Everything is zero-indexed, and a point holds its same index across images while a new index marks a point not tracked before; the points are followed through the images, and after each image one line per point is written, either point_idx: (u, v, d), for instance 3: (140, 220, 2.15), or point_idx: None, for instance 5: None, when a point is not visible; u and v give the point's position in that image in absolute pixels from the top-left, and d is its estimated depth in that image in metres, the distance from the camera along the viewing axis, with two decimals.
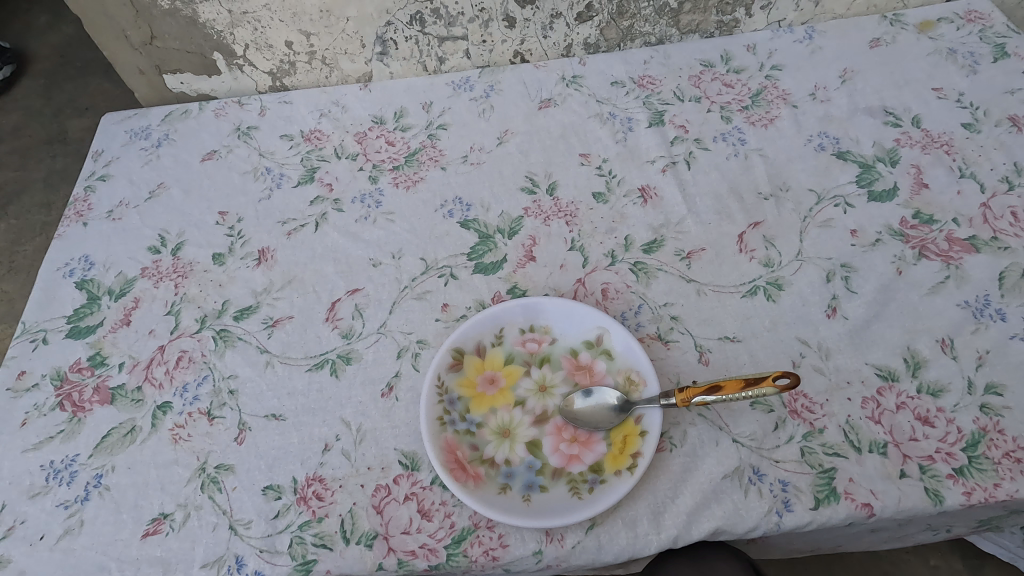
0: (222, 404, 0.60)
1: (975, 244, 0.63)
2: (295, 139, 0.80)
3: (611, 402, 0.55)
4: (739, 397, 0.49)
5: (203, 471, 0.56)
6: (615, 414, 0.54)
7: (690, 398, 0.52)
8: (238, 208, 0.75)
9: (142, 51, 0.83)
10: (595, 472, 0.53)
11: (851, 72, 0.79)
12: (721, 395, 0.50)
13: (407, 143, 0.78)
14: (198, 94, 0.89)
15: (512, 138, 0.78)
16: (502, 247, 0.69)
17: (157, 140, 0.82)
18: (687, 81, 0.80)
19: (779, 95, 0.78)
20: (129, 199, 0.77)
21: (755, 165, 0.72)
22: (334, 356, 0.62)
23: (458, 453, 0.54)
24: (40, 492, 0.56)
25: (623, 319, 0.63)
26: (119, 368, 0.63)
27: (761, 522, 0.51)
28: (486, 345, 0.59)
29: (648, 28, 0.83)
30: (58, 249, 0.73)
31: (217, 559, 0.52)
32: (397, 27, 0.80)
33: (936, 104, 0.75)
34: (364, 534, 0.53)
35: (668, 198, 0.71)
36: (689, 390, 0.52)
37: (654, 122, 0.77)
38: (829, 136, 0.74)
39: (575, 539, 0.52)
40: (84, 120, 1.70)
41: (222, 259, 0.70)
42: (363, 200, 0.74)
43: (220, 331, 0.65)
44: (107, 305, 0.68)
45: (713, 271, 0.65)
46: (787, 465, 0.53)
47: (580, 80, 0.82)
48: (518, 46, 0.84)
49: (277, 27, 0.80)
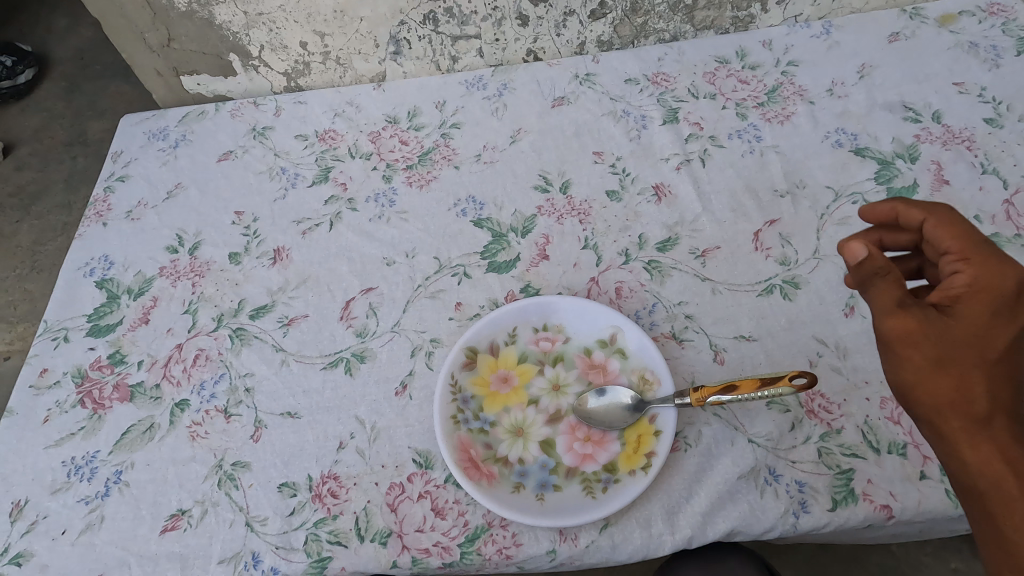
0: (238, 402, 0.61)
1: (998, 242, 0.62)
2: (310, 139, 0.81)
3: (625, 402, 0.54)
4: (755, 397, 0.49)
5: (220, 468, 0.57)
6: (629, 414, 0.54)
7: (705, 398, 0.51)
8: (254, 208, 0.75)
9: (160, 53, 0.84)
10: (608, 471, 0.53)
11: (869, 68, 0.77)
12: (737, 394, 0.50)
13: (420, 142, 0.79)
14: (214, 95, 0.90)
15: (525, 136, 0.78)
16: (515, 246, 0.68)
17: (174, 141, 0.83)
18: (701, 78, 0.79)
19: (796, 91, 0.77)
20: (148, 199, 0.78)
21: (771, 162, 0.71)
22: (348, 355, 0.62)
23: (471, 452, 0.54)
24: (62, 487, 0.57)
25: (637, 318, 0.63)
26: (138, 366, 0.64)
27: (778, 523, 0.51)
28: (499, 344, 0.59)
29: (662, 25, 0.82)
30: (79, 248, 0.74)
31: (234, 555, 0.53)
32: (410, 26, 0.80)
33: (957, 99, 0.73)
34: (379, 532, 0.53)
35: (682, 196, 0.70)
36: (703, 390, 0.51)
37: (668, 120, 0.76)
38: (847, 132, 0.72)
39: (589, 538, 0.51)
40: (104, 121, 1.73)
41: (238, 259, 0.71)
42: (377, 199, 0.74)
43: (236, 330, 0.65)
44: (126, 304, 0.69)
45: (728, 270, 0.64)
46: (804, 466, 0.52)
47: (593, 78, 0.81)
48: (530, 44, 0.83)
49: (292, 28, 0.80)
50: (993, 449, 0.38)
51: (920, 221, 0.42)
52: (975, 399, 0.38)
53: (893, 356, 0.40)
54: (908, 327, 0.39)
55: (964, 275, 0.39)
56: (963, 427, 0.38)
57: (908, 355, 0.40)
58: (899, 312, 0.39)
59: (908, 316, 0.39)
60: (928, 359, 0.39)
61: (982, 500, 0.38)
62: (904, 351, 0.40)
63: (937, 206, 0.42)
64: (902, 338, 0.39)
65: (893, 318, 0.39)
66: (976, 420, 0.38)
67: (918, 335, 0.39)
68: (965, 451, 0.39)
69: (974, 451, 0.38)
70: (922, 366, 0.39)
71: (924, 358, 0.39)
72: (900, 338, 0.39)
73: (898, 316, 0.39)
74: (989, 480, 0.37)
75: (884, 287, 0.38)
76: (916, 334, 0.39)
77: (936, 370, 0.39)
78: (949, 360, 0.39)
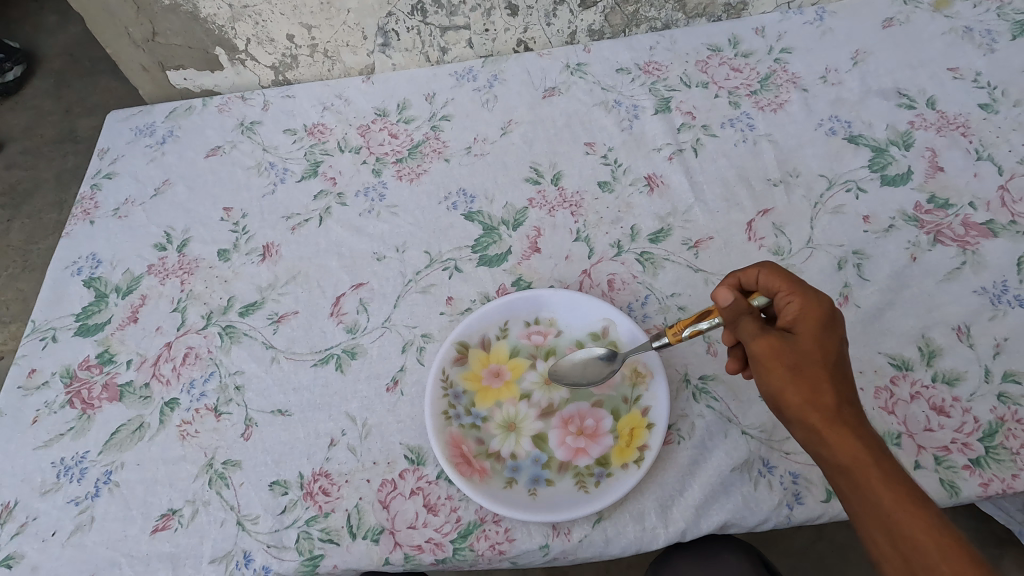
0: (228, 400, 0.60)
1: (993, 229, 0.62)
2: (298, 134, 0.80)
3: (599, 354, 0.56)
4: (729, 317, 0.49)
5: (211, 467, 0.56)
6: (607, 366, 0.55)
7: (682, 331, 0.51)
8: (242, 204, 0.74)
9: (145, 48, 0.83)
10: (602, 465, 0.53)
11: (863, 54, 0.77)
12: (711, 317, 0.50)
13: (410, 135, 0.78)
14: (201, 90, 0.89)
15: (515, 128, 0.77)
16: (507, 239, 0.68)
17: (161, 137, 0.82)
18: (694, 67, 0.78)
19: (789, 79, 0.76)
20: (135, 196, 0.77)
21: (764, 151, 0.71)
22: (339, 351, 0.62)
23: (463, 448, 0.54)
24: (51, 488, 0.56)
25: (629, 310, 0.62)
26: (127, 365, 0.63)
27: (771, 515, 0.50)
28: (491, 339, 0.59)
29: (653, 13, 0.81)
30: (66, 247, 0.73)
31: (225, 554, 0.52)
32: (398, 17, 0.79)
33: (951, 84, 0.72)
34: (371, 529, 0.52)
35: (674, 186, 0.70)
36: (679, 324, 0.51)
37: (660, 109, 0.76)
38: (840, 120, 0.72)
39: (582, 532, 0.51)
40: (94, 118, 1.71)
41: (227, 256, 0.70)
42: (366, 194, 0.73)
43: (225, 328, 0.65)
44: (114, 303, 0.68)
45: (720, 261, 0.64)
46: (797, 457, 0.52)
47: (584, 67, 0.80)
48: (521, 34, 0.82)
49: (278, 21, 0.79)
50: (857, 445, 0.41)
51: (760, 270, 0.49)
52: (828, 401, 0.43)
53: (762, 374, 0.46)
54: (769, 350, 0.45)
55: (798, 307, 0.45)
56: (825, 430, 0.42)
57: (774, 372, 0.45)
58: (757, 336, 0.45)
59: (765, 336, 0.45)
60: (787, 371, 0.44)
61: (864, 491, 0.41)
62: (761, 368, 0.46)
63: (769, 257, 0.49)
64: (766, 359, 0.45)
65: (757, 341, 0.45)
66: (832, 422, 0.42)
67: (774, 360, 0.44)
68: (835, 455, 0.42)
69: (840, 449, 0.42)
70: (785, 380, 0.44)
71: (786, 374, 0.44)
72: (770, 356, 0.45)
73: (758, 339, 0.45)
74: (864, 474, 0.41)
75: (745, 326, 0.46)
76: (776, 353, 0.44)
77: (796, 384, 0.43)
78: (801, 369, 0.44)
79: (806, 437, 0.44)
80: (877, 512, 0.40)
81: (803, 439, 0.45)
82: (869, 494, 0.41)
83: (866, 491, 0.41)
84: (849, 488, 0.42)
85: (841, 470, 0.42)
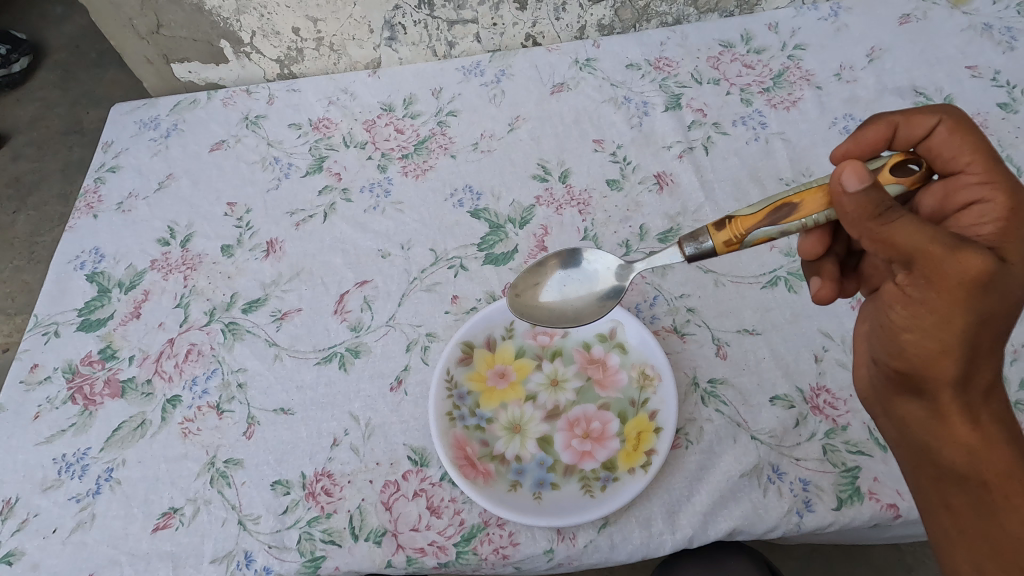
0: (230, 398, 0.59)
1: None
2: (303, 129, 0.79)
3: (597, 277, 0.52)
4: (812, 221, 0.41)
5: (212, 466, 0.56)
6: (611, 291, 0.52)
7: (744, 232, 0.42)
8: (246, 199, 0.74)
9: (150, 41, 0.82)
10: (608, 468, 0.51)
11: (878, 51, 0.75)
12: (790, 219, 0.41)
13: (416, 130, 0.77)
14: (206, 83, 0.88)
15: (523, 124, 0.75)
16: (513, 237, 0.67)
17: (166, 130, 0.81)
18: (705, 63, 0.77)
19: (803, 76, 0.74)
20: (140, 190, 0.76)
21: (777, 149, 0.69)
22: (342, 350, 0.61)
23: (467, 449, 0.52)
24: (52, 485, 0.56)
25: (638, 311, 0.61)
26: (129, 361, 0.63)
27: (781, 523, 0.49)
28: (496, 339, 0.58)
29: (664, 9, 0.80)
30: (70, 242, 0.72)
31: (225, 555, 0.52)
32: (406, 10, 0.78)
33: (970, 83, 0.71)
34: (373, 531, 0.52)
35: (684, 184, 0.68)
36: (742, 222, 0.42)
37: (670, 106, 0.74)
38: (855, 118, 0.70)
39: (587, 538, 0.50)
40: (100, 110, 1.71)
41: (231, 251, 0.70)
42: (372, 190, 0.72)
43: (228, 324, 0.64)
44: (117, 297, 0.67)
45: (731, 262, 0.63)
46: (808, 464, 0.51)
47: (593, 63, 0.79)
48: (530, 28, 0.81)
49: (283, 13, 0.78)
50: (992, 428, 0.39)
51: (935, 127, 0.42)
52: (979, 375, 0.39)
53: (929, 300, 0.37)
54: (971, 274, 0.35)
55: (998, 193, 0.39)
56: (975, 434, 0.39)
57: (948, 321, 0.37)
58: (957, 252, 0.35)
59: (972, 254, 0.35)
60: (967, 324, 0.37)
61: (972, 477, 0.39)
62: (915, 308, 0.38)
63: (949, 108, 0.43)
64: (948, 287, 0.36)
65: (958, 258, 0.35)
66: (982, 424, 0.39)
67: (961, 294, 0.36)
68: (977, 466, 0.38)
69: (992, 465, 0.38)
70: (960, 345, 0.37)
71: (967, 333, 0.37)
72: (959, 282, 0.35)
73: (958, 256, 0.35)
74: (992, 469, 0.38)
75: (901, 216, 0.35)
76: (970, 289, 0.35)
77: (964, 344, 0.37)
78: (981, 341, 0.37)
79: (936, 428, 0.40)
80: (985, 505, 0.38)
81: (922, 422, 0.41)
82: (1001, 518, 0.37)
83: (999, 511, 0.38)
84: (968, 500, 0.39)
85: (977, 484, 0.39)
